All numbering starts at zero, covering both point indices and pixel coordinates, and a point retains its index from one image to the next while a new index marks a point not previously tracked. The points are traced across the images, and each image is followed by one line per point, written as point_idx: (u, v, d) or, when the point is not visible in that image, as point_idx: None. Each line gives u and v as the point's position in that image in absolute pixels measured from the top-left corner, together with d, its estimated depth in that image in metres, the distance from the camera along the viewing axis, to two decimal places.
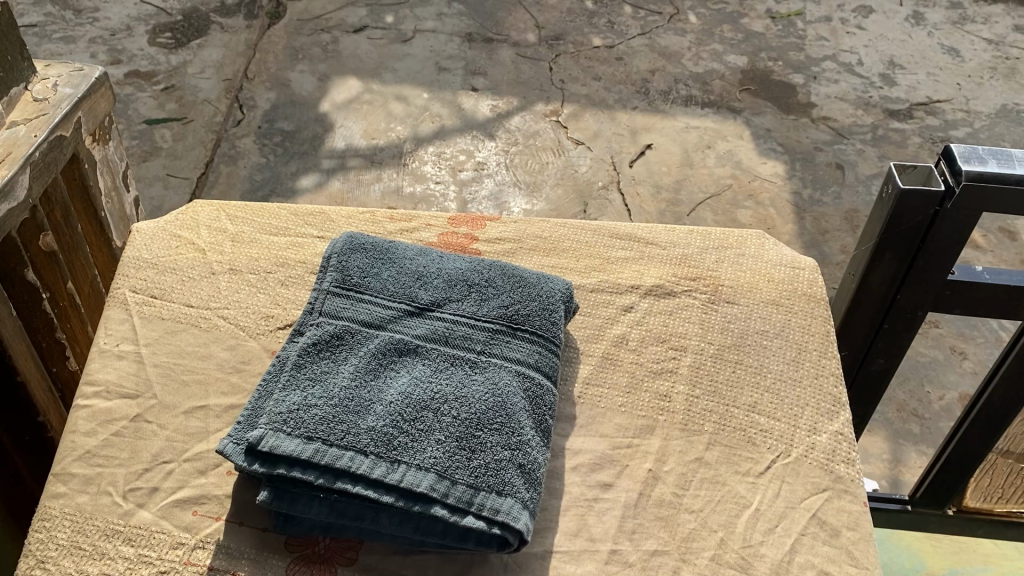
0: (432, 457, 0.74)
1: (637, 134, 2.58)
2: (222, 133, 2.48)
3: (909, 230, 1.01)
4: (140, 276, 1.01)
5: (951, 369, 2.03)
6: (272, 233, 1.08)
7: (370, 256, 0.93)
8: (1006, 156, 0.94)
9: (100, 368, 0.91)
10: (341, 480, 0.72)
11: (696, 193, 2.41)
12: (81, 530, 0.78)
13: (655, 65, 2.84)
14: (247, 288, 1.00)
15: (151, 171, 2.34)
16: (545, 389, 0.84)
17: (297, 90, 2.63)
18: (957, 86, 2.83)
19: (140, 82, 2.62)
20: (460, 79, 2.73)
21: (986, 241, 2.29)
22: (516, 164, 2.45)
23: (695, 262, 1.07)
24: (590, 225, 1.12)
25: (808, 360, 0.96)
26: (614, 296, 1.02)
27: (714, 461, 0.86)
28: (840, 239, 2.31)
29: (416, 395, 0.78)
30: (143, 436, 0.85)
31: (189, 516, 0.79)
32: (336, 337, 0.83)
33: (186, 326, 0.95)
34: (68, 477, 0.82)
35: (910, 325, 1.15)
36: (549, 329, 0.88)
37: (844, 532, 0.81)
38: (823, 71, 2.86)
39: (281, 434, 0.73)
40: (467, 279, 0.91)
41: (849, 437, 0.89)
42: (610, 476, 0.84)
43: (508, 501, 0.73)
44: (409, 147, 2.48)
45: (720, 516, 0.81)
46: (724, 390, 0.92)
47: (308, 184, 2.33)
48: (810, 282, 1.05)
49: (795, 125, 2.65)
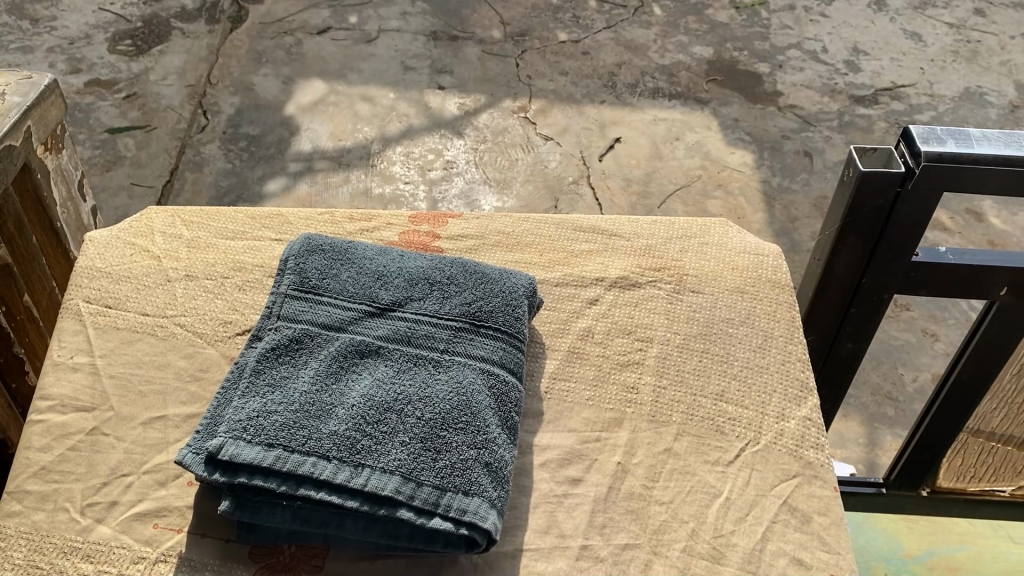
0: (397, 459, 0.72)
1: (605, 128, 2.57)
2: (187, 139, 2.44)
3: (872, 212, 1.01)
4: (94, 287, 0.99)
5: (924, 351, 2.05)
6: (229, 238, 1.06)
7: (327, 257, 0.91)
8: (965, 136, 0.94)
9: (54, 382, 0.89)
10: (305, 486, 0.70)
11: (666, 184, 2.41)
12: (38, 548, 0.76)
13: (622, 58, 2.84)
14: (205, 295, 0.98)
15: (115, 180, 2.30)
16: (510, 386, 0.82)
17: (261, 93, 2.60)
18: (920, 71, 2.85)
19: (101, 91, 2.57)
20: (426, 78, 2.71)
21: (953, 224, 2.31)
22: (485, 162, 2.44)
23: (659, 253, 1.06)
24: (554, 219, 1.11)
25: (774, 347, 0.96)
26: (579, 289, 1.01)
27: (683, 451, 0.85)
28: (809, 226, 2.32)
29: (379, 397, 0.77)
30: (100, 449, 0.83)
31: (149, 529, 0.77)
32: (296, 341, 0.82)
33: (142, 336, 0.93)
34: (23, 494, 0.80)
35: (876, 308, 1.15)
36: (513, 325, 0.87)
37: (815, 518, 0.81)
38: (789, 59, 2.87)
39: (241, 442, 0.71)
40: (429, 277, 0.90)
41: (818, 423, 0.89)
42: (579, 471, 0.83)
43: (475, 501, 0.72)
44: (377, 147, 2.46)
45: (690, 507, 0.80)
46: (691, 379, 0.91)
47: (275, 188, 2.30)
48: (774, 269, 1.05)
49: (762, 113, 2.66)
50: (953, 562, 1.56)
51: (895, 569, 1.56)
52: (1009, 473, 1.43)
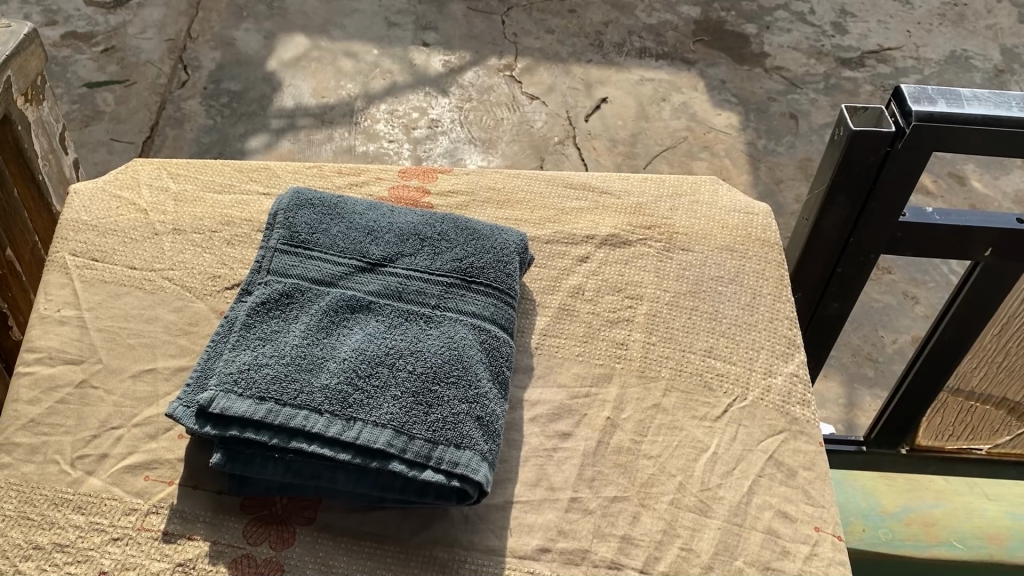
0: (389, 413, 0.72)
1: (591, 87, 2.55)
2: (167, 95, 2.40)
3: (861, 172, 1.01)
4: (80, 240, 0.98)
5: (904, 313, 2.07)
6: (216, 191, 1.05)
7: (317, 211, 0.90)
8: (956, 96, 0.94)
9: (42, 335, 0.88)
10: (297, 440, 0.71)
11: (652, 145, 2.41)
12: (29, 500, 0.76)
13: (608, 17, 2.80)
14: (193, 249, 0.97)
15: (94, 136, 2.26)
16: (501, 341, 0.83)
17: (242, 49, 2.56)
18: (907, 33, 2.84)
19: (78, 44, 2.52)
20: (411, 34, 2.68)
21: (936, 187, 2.33)
22: (470, 121, 2.42)
23: (649, 211, 1.06)
24: (545, 175, 1.11)
25: (761, 305, 0.96)
26: (569, 246, 1.01)
27: (671, 406, 0.86)
28: (794, 189, 2.33)
29: (370, 350, 0.77)
30: (89, 402, 0.83)
31: (140, 481, 0.77)
32: (286, 295, 0.81)
33: (130, 289, 0.92)
34: (12, 446, 0.80)
35: (863, 267, 1.16)
36: (505, 282, 0.87)
37: (801, 473, 0.82)
38: (776, 21, 2.85)
39: (232, 395, 0.71)
40: (420, 232, 0.90)
41: (804, 380, 0.90)
42: (569, 426, 0.84)
43: (467, 454, 0.72)
44: (360, 104, 2.43)
45: (678, 461, 0.82)
46: (680, 336, 0.92)
47: (256, 145, 2.28)
48: (763, 227, 1.05)
49: (749, 74, 2.65)
50: (928, 518, 1.57)
51: (873, 525, 1.56)
52: (986, 432, 1.46)
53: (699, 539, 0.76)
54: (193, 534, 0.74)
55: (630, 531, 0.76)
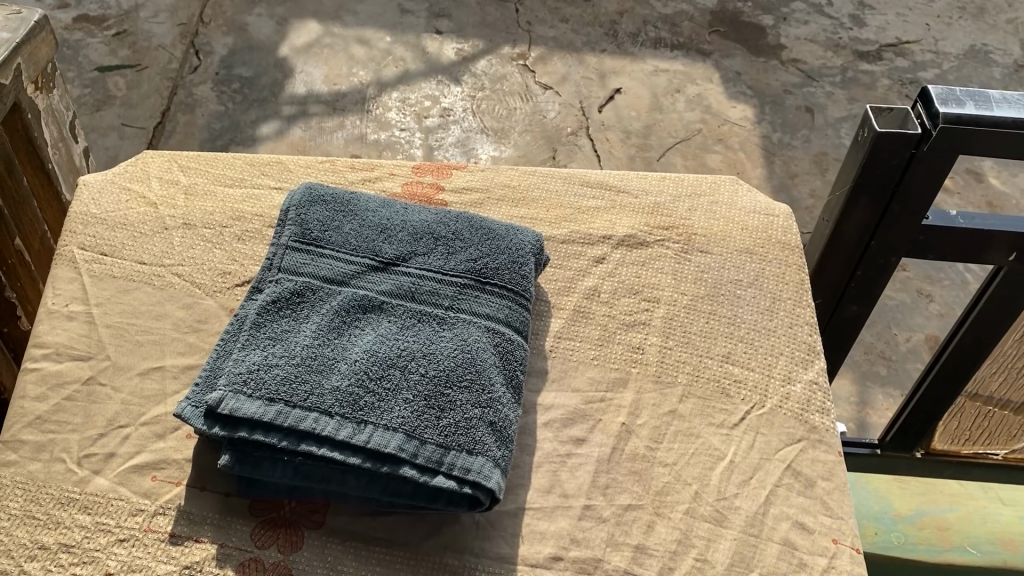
0: (400, 417, 0.71)
1: (605, 77, 2.53)
2: (178, 80, 2.38)
3: (885, 174, 0.99)
4: (89, 233, 0.96)
5: (919, 311, 2.05)
6: (228, 185, 1.04)
7: (329, 208, 0.88)
8: (984, 97, 0.91)
9: (49, 330, 0.87)
10: (306, 442, 0.69)
11: (665, 137, 2.38)
12: (35, 498, 0.75)
13: (624, 6, 2.77)
14: (203, 244, 0.96)
15: (105, 120, 2.25)
16: (515, 344, 0.81)
17: (255, 34, 2.54)
18: (926, 26, 2.80)
19: (90, 28, 2.51)
20: (424, 21, 2.65)
21: (953, 184, 2.30)
22: (483, 110, 2.39)
23: (667, 211, 1.04)
24: (561, 173, 1.09)
25: (781, 309, 0.95)
26: (586, 247, 0.99)
27: (688, 413, 0.84)
28: (809, 183, 2.30)
29: (382, 352, 0.75)
30: (97, 400, 0.81)
31: (148, 482, 0.76)
32: (297, 293, 0.80)
33: (139, 284, 0.91)
34: (18, 444, 0.79)
35: (883, 270, 1.13)
36: (520, 283, 0.85)
37: (819, 483, 0.81)
38: (794, 12, 2.81)
39: (241, 396, 0.70)
40: (434, 231, 0.88)
41: (823, 387, 0.88)
42: (583, 431, 0.82)
43: (479, 460, 0.71)
44: (372, 92, 2.41)
45: (694, 469, 0.80)
46: (697, 340, 0.90)
47: (267, 132, 2.26)
48: (783, 230, 1.03)
49: (765, 67, 2.61)
50: (942, 522, 1.56)
51: (885, 529, 1.55)
52: (1003, 437, 1.44)
53: (714, 550, 0.75)
54: (200, 537, 0.73)
55: (644, 540, 0.75)
